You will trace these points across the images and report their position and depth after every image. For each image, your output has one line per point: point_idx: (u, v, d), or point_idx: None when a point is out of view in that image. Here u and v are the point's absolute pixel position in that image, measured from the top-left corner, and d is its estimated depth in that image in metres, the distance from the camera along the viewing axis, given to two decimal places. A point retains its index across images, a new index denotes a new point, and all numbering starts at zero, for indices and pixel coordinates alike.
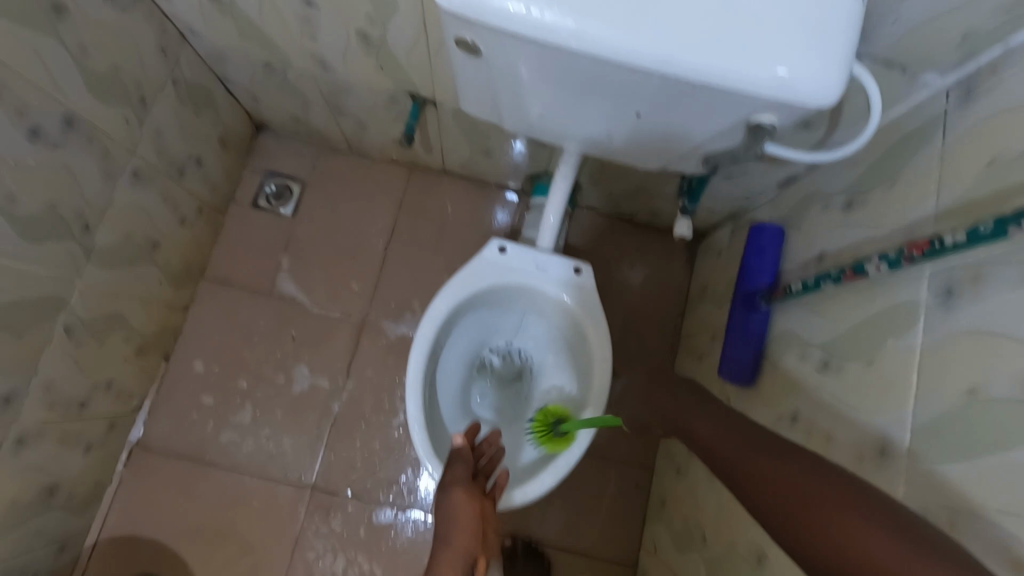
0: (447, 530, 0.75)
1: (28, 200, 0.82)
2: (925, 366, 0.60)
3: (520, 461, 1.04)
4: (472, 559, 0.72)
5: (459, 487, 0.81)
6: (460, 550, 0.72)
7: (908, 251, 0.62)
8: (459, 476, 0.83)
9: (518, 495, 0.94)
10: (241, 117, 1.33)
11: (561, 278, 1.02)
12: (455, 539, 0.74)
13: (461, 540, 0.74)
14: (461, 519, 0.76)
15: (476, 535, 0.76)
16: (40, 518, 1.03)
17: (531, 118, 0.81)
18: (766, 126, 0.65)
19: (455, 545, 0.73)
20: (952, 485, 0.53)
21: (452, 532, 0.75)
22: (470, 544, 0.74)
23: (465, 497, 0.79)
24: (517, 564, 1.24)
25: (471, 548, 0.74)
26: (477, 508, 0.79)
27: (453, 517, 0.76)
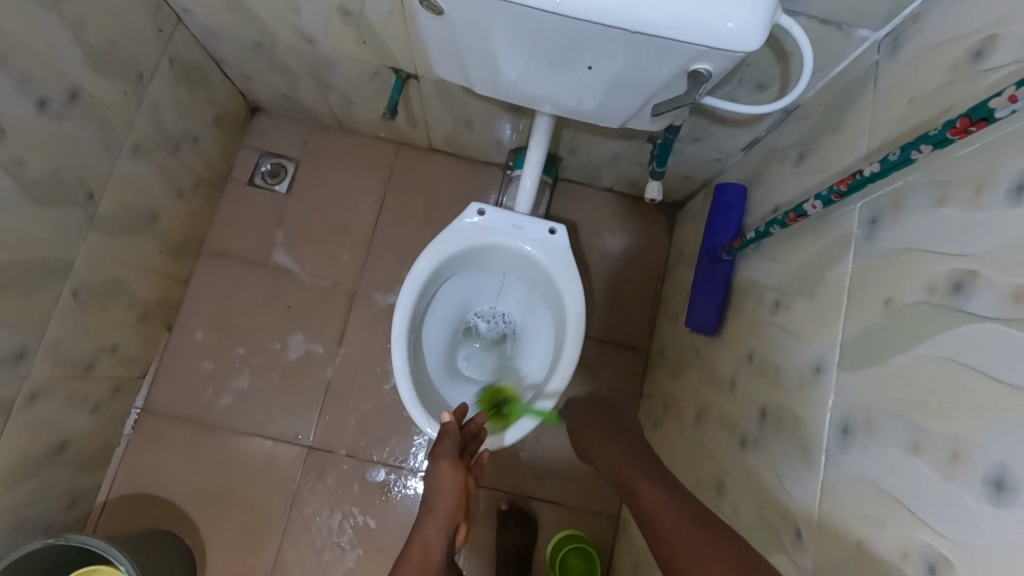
0: (436, 498, 0.78)
1: (34, 165, 0.88)
2: (853, 289, 0.66)
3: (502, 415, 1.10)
4: (453, 525, 0.76)
5: (447, 459, 0.85)
6: (445, 516, 0.76)
7: (836, 187, 0.68)
8: (446, 450, 0.87)
9: (498, 440, 1.00)
10: (235, 96, 1.39)
11: (537, 238, 1.08)
12: (441, 506, 0.77)
13: (443, 508, 0.77)
14: (450, 490, 0.80)
15: (460, 503, 0.80)
16: (52, 472, 1.10)
17: (497, 82, 0.86)
18: (702, 74, 0.72)
19: (440, 510, 0.76)
20: (867, 388, 0.60)
21: (440, 499, 0.78)
22: (454, 512, 0.78)
23: (452, 468, 0.83)
24: (508, 529, 1.29)
25: (453, 515, 0.78)
26: (463, 478, 0.83)
27: (440, 486, 0.80)
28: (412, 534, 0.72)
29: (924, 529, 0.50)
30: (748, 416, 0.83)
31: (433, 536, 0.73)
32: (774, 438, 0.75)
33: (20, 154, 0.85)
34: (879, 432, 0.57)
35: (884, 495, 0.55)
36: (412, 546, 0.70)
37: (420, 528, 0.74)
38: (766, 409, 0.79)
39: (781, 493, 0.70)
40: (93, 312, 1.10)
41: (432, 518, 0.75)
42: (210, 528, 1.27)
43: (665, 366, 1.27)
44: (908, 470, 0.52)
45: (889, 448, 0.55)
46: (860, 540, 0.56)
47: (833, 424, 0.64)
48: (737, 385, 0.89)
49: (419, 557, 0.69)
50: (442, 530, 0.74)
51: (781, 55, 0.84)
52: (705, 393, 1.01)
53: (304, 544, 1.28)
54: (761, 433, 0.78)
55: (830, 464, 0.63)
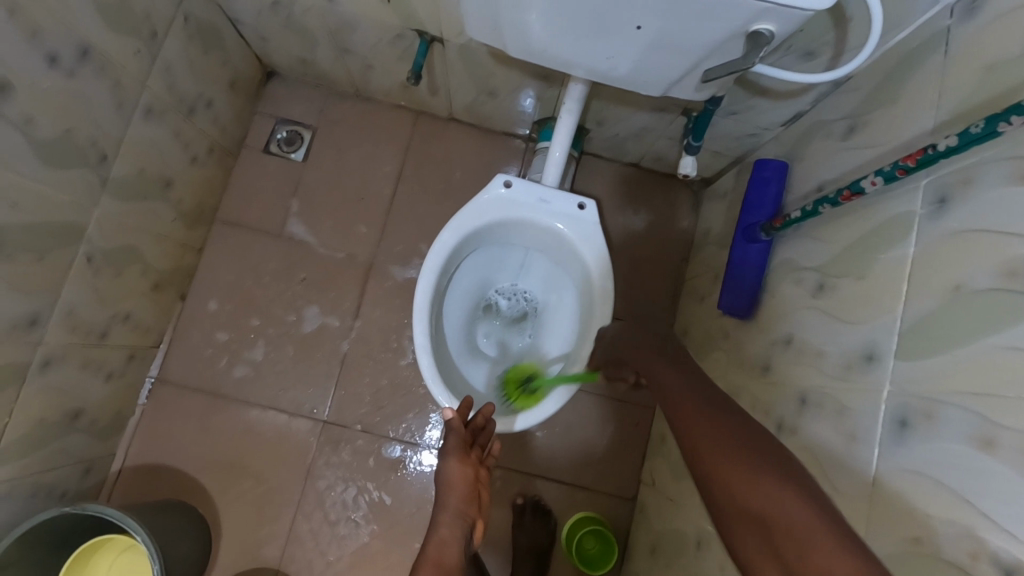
0: (446, 492, 0.74)
1: (43, 124, 0.84)
2: (914, 274, 0.62)
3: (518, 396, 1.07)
4: (468, 521, 0.72)
5: (453, 454, 0.81)
6: (457, 512, 0.72)
7: (902, 162, 0.62)
8: (454, 443, 0.83)
9: (520, 420, 0.97)
10: (250, 59, 1.34)
11: (565, 212, 1.04)
12: (452, 500, 0.74)
13: (453, 502, 0.73)
14: (458, 485, 0.76)
15: (471, 498, 0.76)
16: (67, 438, 1.09)
17: (531, 44, 0.81)
18: (762, 36, 0.67)
19: (451, 505, 0.73)
20: (928, 379, 0.56)
21: (449, 493, 0.74)
22: (466, 506, 0.74)
23: (462, 462, 0.79)
24: (526, 521, 1.26)
25: (466, 511, 0.73)
26: (472, 472, 0.79)
27: (450, 482, 0.76)
28: (427, 535, 0.68)
29: (994, 530, 0.47)
30: (783, 402, 0.80)
31: (448, 533, 0.68)
32: (815, 427, 0.71)
33: (29, 112, 0.81)
34: (942, 426, 0.54)
35: (947, 493, 0.51)
36: (427, 548, 0.66)
37: (433, 526, 0.70)
38: (805, 396, 0.75)
39: (823, 482, 0.67)
40: (107, 279, 1.07)
41: (445, 513, 0.71)
42: (224, 499, 1.26)
43: (689, 348, 1.24)
44: (978, 467, 0.49)
45: (954, 443, 0.52)
46: (917, 537, 0.53)
47: (888, 415, 0.60)
48: (772, 369, 0.86)
49: (436, 558, 0.64)
50: (455, 526, 0.70)
51: (838, 18, 0.78)
52: (734, 377, 0.97)
53: (319, 516, 1.27)
54: (800, 420, 0.75)
55: (883, 457, 0.59)
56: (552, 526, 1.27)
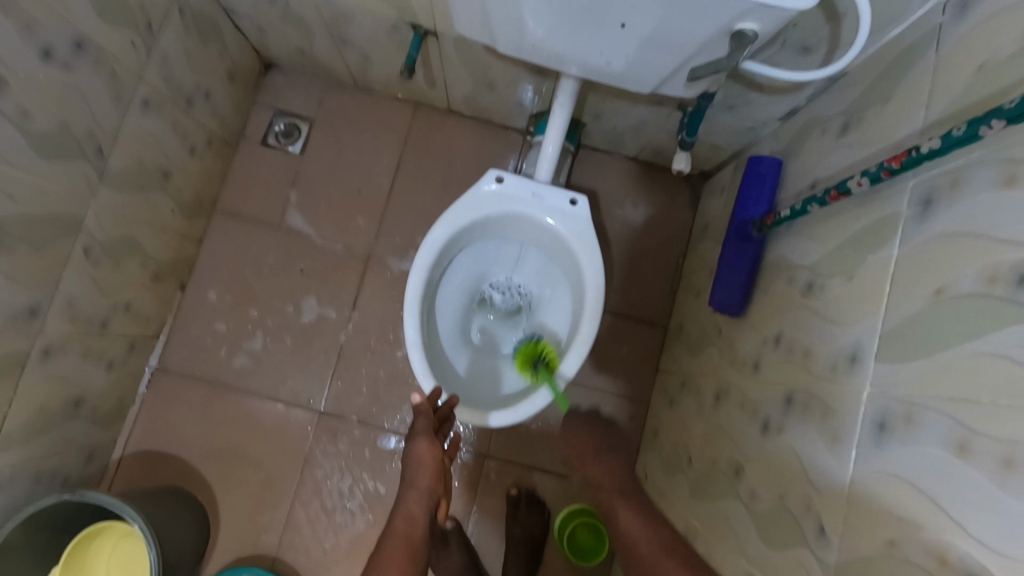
0: (414, 473, 0.77)
1: (40, 117, 0.85)
2: (899, 275, 0.61)
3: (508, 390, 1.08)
4: (435, 496, 0.75)
5: (422, 434, 0.82)
6: (425, 489, 0.75)
7: (887, 163, 0.62)
8: (423, 427, 0.85)
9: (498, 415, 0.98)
10: (249, 50, 1.34)
11: (557, 206, 1.04)
12: (420, 480, 0.76)
13: (422, 481, 0.76)
14: (427, 462, 0.78)
15: (439, 476, 0.78)
16: (68, 426, 1.11)
17: (522, 39, 0.80)
18: (748, 34, 0.67)
19: (420, 484, 0.75)
20: (907, 381, 0.56)
21: (418, 473, 0.77)
22: (434, 484, 0.76)
23: (431, 444, 0.81)
24: (520, 513, 1.28)
25: (433, 488, 0.76)
26: (439, 450, 0.81)
27: (418, 462, 0.78)
28: (394, 510, 0.71)
29: (964, 536, 0.47)
30: (771, 401, 0.80)
31: (415, 508, 0.72)
32: (800, 427, 0.71)
33: (25, 104, 0.82)
34: (919, 429, 0.54)
35: (922, 497, 0.51)
36: (394, 522, 0.69)
37: (401, 502, 0.73)
38: (792, 395, 0.75)
39: (806, 483, 0.67)
40: (106, 270, 1.09)
41: (414, 490, 0.74)
42: (223, 487, 1.29)
43: (684, 343, 1.23)
44: (952, 472, 0.49)
45: (931, 447, 0.52)
46: (891, 540, 0.53)
47: (868, 417, 0.60)
48: (761, 368, 0.86)
49: (405, 531, 0.68)
50: (421, 501, 0.73)
51: (832, 14, 0.77)
52: (726, 374, 0.97)
53: (316, 505, 1.29)
54: (786, 419, 0.75)
55: (863, 459, 0.59)
56: (546, 518, 1.28)
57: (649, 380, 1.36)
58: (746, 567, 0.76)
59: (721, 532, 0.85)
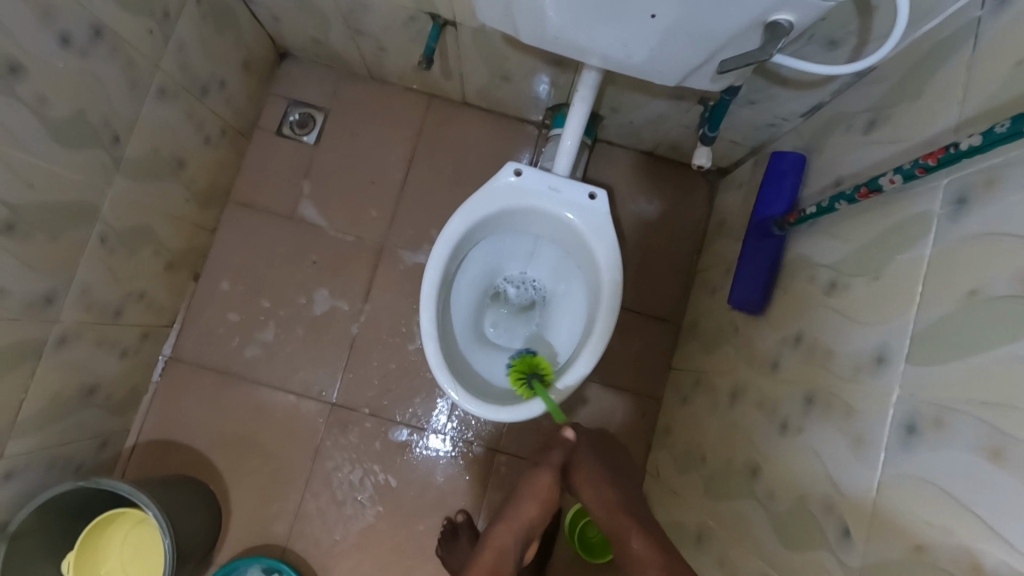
0: (522, 498, 0.99)
1: (57, 105, 0.85)
2: (930, 275, 0.60)
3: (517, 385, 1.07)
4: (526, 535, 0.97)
5: (547, 469, 1.00)
6: (523, 526, 0.97)
7: (922, 161, 0.60)
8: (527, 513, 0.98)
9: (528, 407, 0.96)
10: (264, 40, 1.33)
11: (575, 201, 1.03)
12: (524, 509, 0.98)
13: (527, 511, 0.98)
14: (534, 500, 0.99)
15: (542, 516, 0.99)
16: (82, 414, 1.12)
17: (544, 30, 0.79)
18: (783, 26, 0.66)
19: (525, 517, 0.97)
20: (938, 384, 0.55)
21: (524, 499, 0.99)
22: (532, 527, 0.98)
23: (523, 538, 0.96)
24: None
25: (531, 523, 0.98)
26: (551, 486, 1.00)
27: (530, 491, 0.99)
28: (490, 528, 0.96)
29: (998, 543, 0.46)
30: (790, 401, 0.79)
31: (506, 542, 0.94)
32: (821, 428, 0.70)
33: (42, 92, 0.81)
34: (951, 433, 0.52)
35: (952, 503, 0.50)
36: (492, 535, 0.96)
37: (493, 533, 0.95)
38: (813, 396, 0.74)
39: (827, 486, 0.67)
40: (121, 258, 1.09)
41: (506, 526, 0.96)
42: (234, 476, 1.29)
43: (698, 341, 1.22)
44: (987, 479, 0.48)
45: (964, 452, 0.51)
46: (918, 545, 0.52)
47: (895, 419, 0.59)
48: (780, 367, 0.84)
49: (496, 546, 0.93)
50: (511, 537, 0.95)
51: (863, 7, 0.75)
52: (742, 372, 0.96)
53: (326, 496, 1.29)
54: (806, 420, 0.74)
55: (888, 462, 0.58)
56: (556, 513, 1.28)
57: (661, 376, 1.35)
58: (762, 567, 0.75)
59: (736, 531, 0.84)
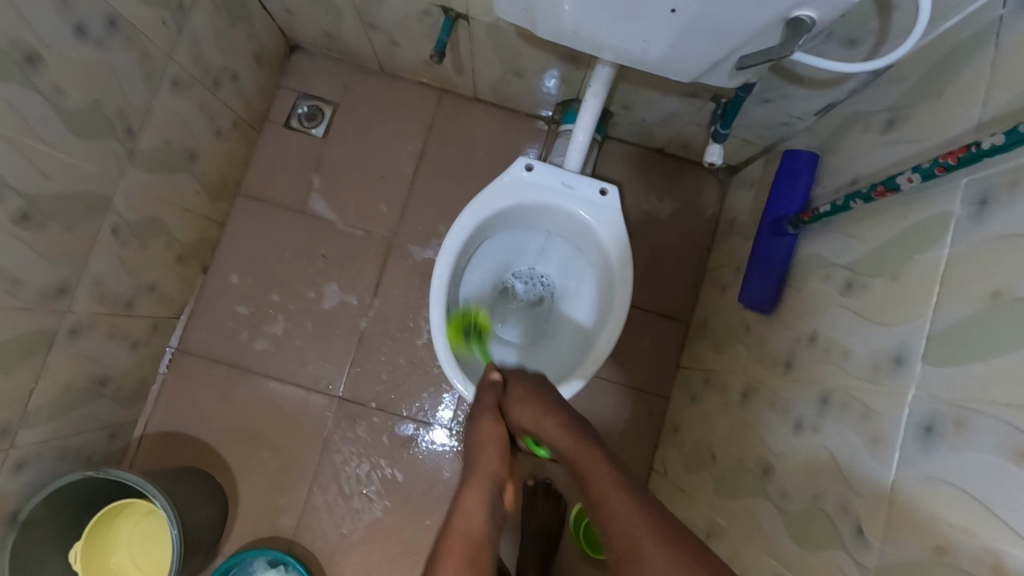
0: (478, 457, 0.80)
1: (72, 95, 0.84)
2: (951, 275, 0.59)
3: None
4: (497, 484, 0.76)
5: (487, 414, 0.86)
6: (488, 476, 0.76)
7: (942, 159, 0.60)
8: (489, 402, 0.89)
9: None
10: (275, 33, 1.33)
11: (587, 197, 1.02)
12: (483, 466, 0.78)
13: (486, 466, 0.78)
14: (493, 446, 0.82)
15: (503, 460, 0.81)
16: (92, 404, 1.12)
17: (561, 26, 0.79)
18: (805, 23, 0.65)
19: (484, 470, 0.77)
20: (960, 385, 0.55)
21: (480, 460, 0.80)
22: (497, 468, 0.79)
23: (493, 422, 0.85)
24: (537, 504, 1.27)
25: (496, 473, 0.78)
26: (507, 432, 0.85)
27: (485, 441, 0.82)
28: (453, 504, 0.70)
29: (1021, 544, 0.46)
30: (805, 400, 0.79)
31: (473, 507, 0.69)
32: (837, 428, 0.70)
33: (58, 82, 0.81)
34: (973, 434, 0.52)
35: (974, 504, 0.50)
36: (455, 519, 0.68)
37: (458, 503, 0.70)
38: (828, 395, 0.74)
39: (843, 486, 0.66)
40: (132, 250, 1.09)
41: (472, 486, 0.73)
42: (242, 468, 1.30)
43: (709, 339, 1.22)
44: (1009, 481, 0.48)
45: (985, 453, 0.50)
46: (938, 545, 0.52)
47: (914, 420, 0.59)
48: (794, 366, 0.84)
49: (464, 529, 0.66)
50: (481, 492, 0.72)
51: (883, 6, 0.75)
52: (754, 371, 0.96)
53: (334, 490, 1.30)
54: (821, 420, 0.74)
55: (907, 463, 0.58)
56: (563, 510, 1.28)
57: (669, 375, 1.35)
58: (775, 566, 0.75)
59: (748, 531, 0.84)
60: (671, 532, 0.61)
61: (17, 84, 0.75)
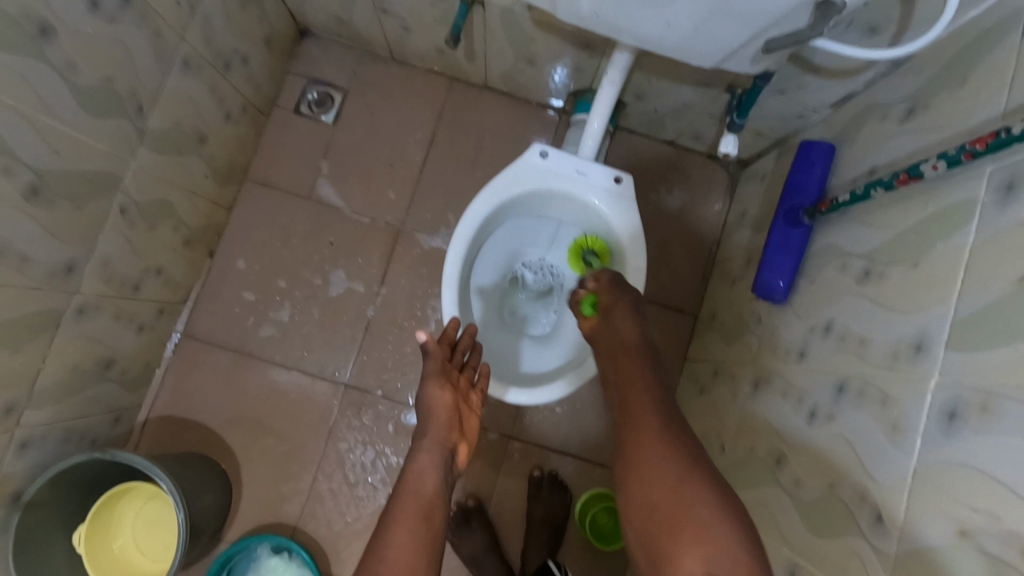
0: (425, 421, 0.76)
1: (84, 70, 0.83)
2: (975, 260, 0.59)
3: (529, 370, 1.06)
4: (449, 448, 0.73)
5: (434, 379, 0.80)
6: (436, 440, 0.73)
7: (969, 145, 0.59)
8: (434, 368, 0.82)
9: (528, 399, 0.97)
10: (286, 17, 1.32)
11: (601, 185, 1.02)
12: (432, 429, 0.74)
13: (435, 428, 0.75)
14: (439, 414, 0.77)
15: (452, 425, 0.77)
16: (97, 387, 1.11)
17: (581, 9, 0.78)
18: (835, 4, 0.64)
19: (431, 434, 0.74)
20: (986, 370, 0.54)
21: (428, 424, 0.75)
22: (447, 434, 0.74)
23: (440, 385, 0.80)
24: (542, 494, 1.27)
25: (447, 438, 0.75)
26: (454, 398, 0.79)
27: (430, 409, 0.77)
28: (405, 467, 0.69)
29: None
30: (819, 388, 0.78)
31: (427, 467, 0.69)
32: (854, 415, 0.70)
33: (71, 57, 0.80)
34: (998, 419, 0.52)
35: (999, 488, 0.50)
36: (406, 479, 0.68)
37: (410, 462, 0.70)
38: (844, 384, 0.74)
39: (861, 473, 0.66)
40: (140, 231, 1.08)
41: (422, 452, 0.71)
42: (246, 455, 1.29)
43: (717, 331, 1.22)
44: None
45: (1011, 438, 0.50)
46: (962, 530, 0.52)
47: (935, 405, 0.59)
48: (808, 355, 0.84)
49: (415, 490, 0.66)
50: (434, 455, 0.71)
51: None
52: (766, 361, 0.96)
53: (339, 477, 1.29)
54: (837, 408, 0.74)
55: (928, 449, 0.58)
56: (568, 501, 1.28)
57: (676, 367, 1.35)
58: (789, 555, 0.75)
59: (760, 519, 0.84)
60: (692, 465, 0.65)
61: (28, 55, 0.74)
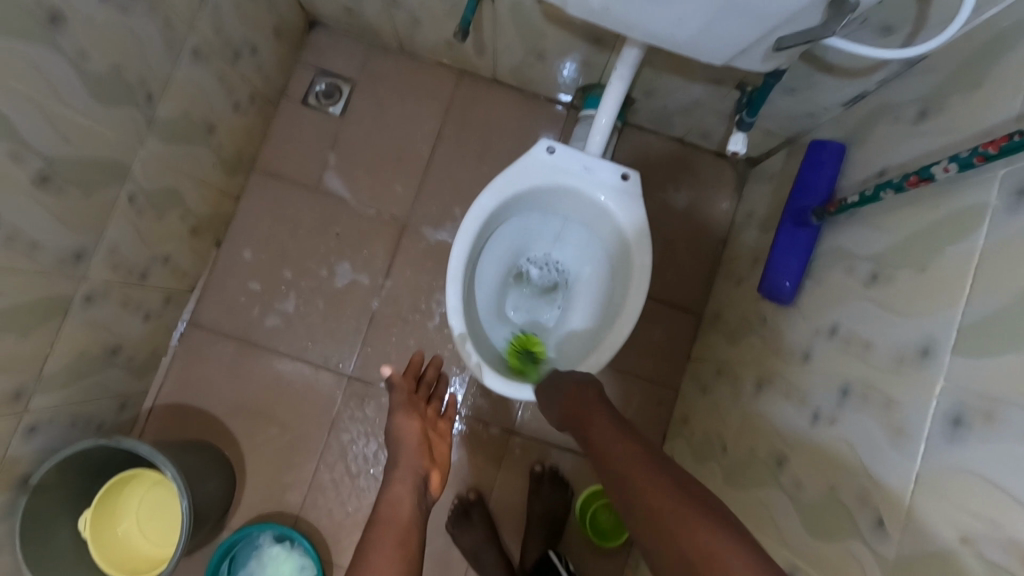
0: (396, 450, 0.77)
1: (95, 58, 0.84)
2: (988, 264, 0.58)
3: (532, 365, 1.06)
4: (421, 475, 0.73)
5: (400, 412, 0.82)
6: (409, 467, 0.74)
7: (981, 149, 0.58)
8: (400, 401, 0.85)
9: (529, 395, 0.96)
10: (296, 7, 1.32)
11: (608, 182, 1.01)
12: (403, 458, 0.75)
13: (406, 457, 0.75)
14: (409, 441, 0.78)
15: (423, 451, 0.77)
16: (104, 373, 1.12)
17: (592, 4, 0.78)
18: (849, 4, 0.63)
19: (403, 461, 0.74)
20: (991, 377, 0.54)
21: (399, 453, 0.76)
22: (419, 460, 0.75)
23: (407, 415, 0.81)
24: (542, 490, 1.27)
25: (419, 463, 0.75)
26: (422, 426, 0.81)
27: (398, 438, 0.78)
28: (381, 495, 0.69)
29: None
30: (822, 391, 0.78)
31: (401, 492, 0.69)
32: (857, 419, 0.70)
33: (82, 45, 0.81)
34: (1004, 425, 0.51)
35: (1002, 496, 0.49)
36: (381, 506, 0.67)
37: (386, 491, 0.70)
38: (848, 387, 0.73)
39: (862, 476, 0.66)
40: (148, 219, 1.08)
41: (395, 481, 0.71)
42: (249, 444, 1.30)
43: (721, 331, 1.21)
44: None
45: (1017, 445, 0.49)
46: (963, 538, 0.52)
47: (939, 410, 0.58)
48: (813, 357, 0.84)
49: (388, 514, 0.66)
50: (409, 481, 0.71)
51: None
52: (770, 362, 0.95)
53: (340, 468, 1.30)
54: (839, 411, 0.73)
55: (931, 454, 0.58)
56: (568, 497, 1.28)
57: (679, 365, 1.34)
58: (788, 557, 0.75)
59: (760, 521, 0.84)
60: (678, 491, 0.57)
61: (39, 42, 0.74)
